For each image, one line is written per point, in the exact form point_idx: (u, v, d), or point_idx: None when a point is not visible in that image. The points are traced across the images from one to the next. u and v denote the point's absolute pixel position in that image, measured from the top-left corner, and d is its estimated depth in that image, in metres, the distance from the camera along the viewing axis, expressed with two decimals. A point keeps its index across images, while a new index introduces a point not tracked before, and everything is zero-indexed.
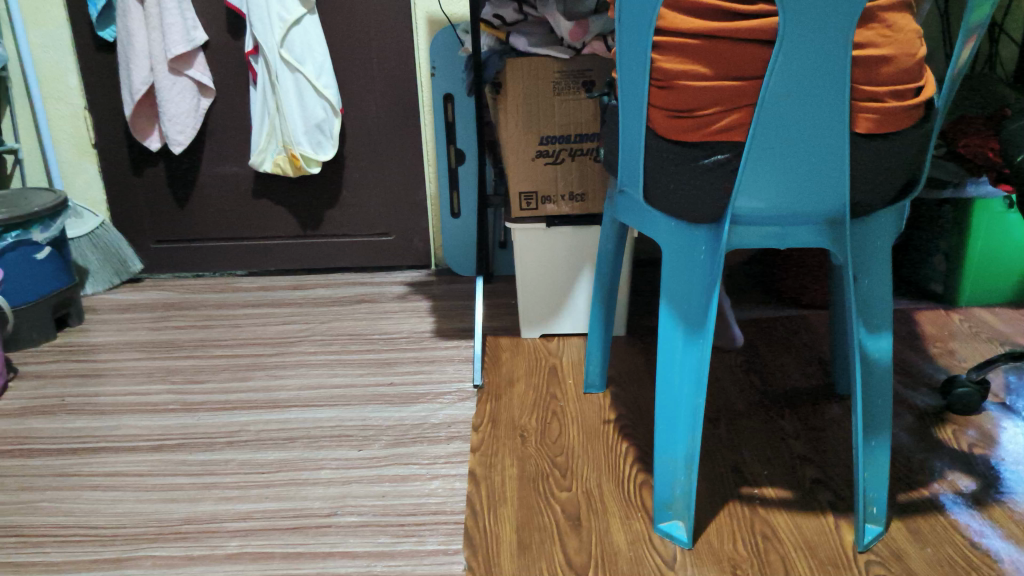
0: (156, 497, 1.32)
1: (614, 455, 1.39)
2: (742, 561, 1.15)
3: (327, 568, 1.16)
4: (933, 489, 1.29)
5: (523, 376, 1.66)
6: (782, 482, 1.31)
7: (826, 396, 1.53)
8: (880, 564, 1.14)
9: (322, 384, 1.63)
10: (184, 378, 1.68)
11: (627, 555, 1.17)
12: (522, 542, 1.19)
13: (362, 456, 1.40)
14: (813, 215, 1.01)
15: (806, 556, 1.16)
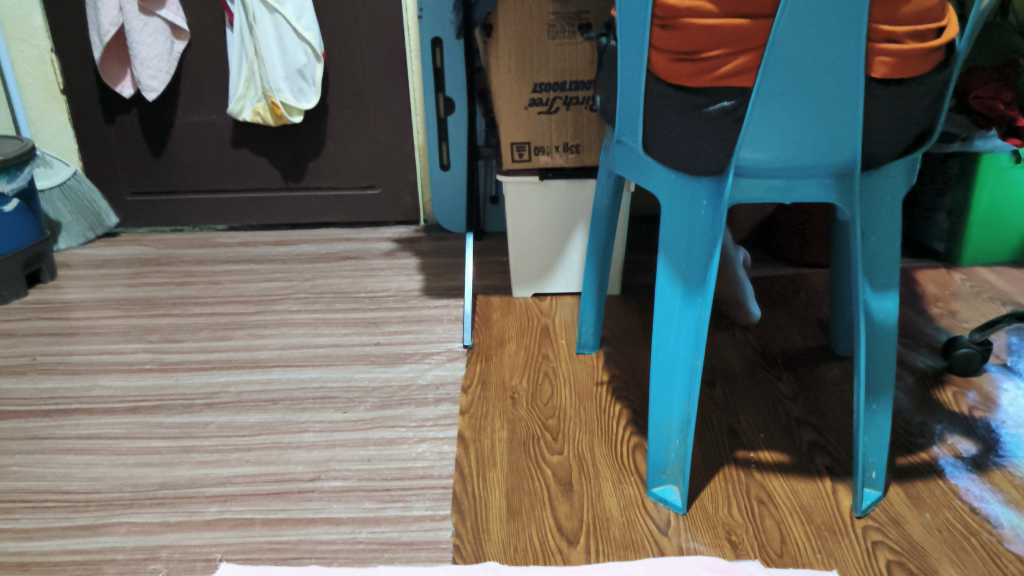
0: (131, 461, 1.27)
1: (607, 418, 1.35)
2: (738, 527, 1.11)
3: (309, 535, 1.12)
4: (933, 453, 1.25)
5: (513, 336, 1.61)
6: (780, 445, 1.27)
7: (825, 357, 1.49)
8: (878, 530, 1.10)
9: (306, 343, 1.58)
10: (162, 337, 1.62)
11: (619, 521, 1.13)
12: (511, 507, 1.15)
13: (346, 418, 1.36)
14: (820, 166, 0.96)
15: (803, 522, 1.12)
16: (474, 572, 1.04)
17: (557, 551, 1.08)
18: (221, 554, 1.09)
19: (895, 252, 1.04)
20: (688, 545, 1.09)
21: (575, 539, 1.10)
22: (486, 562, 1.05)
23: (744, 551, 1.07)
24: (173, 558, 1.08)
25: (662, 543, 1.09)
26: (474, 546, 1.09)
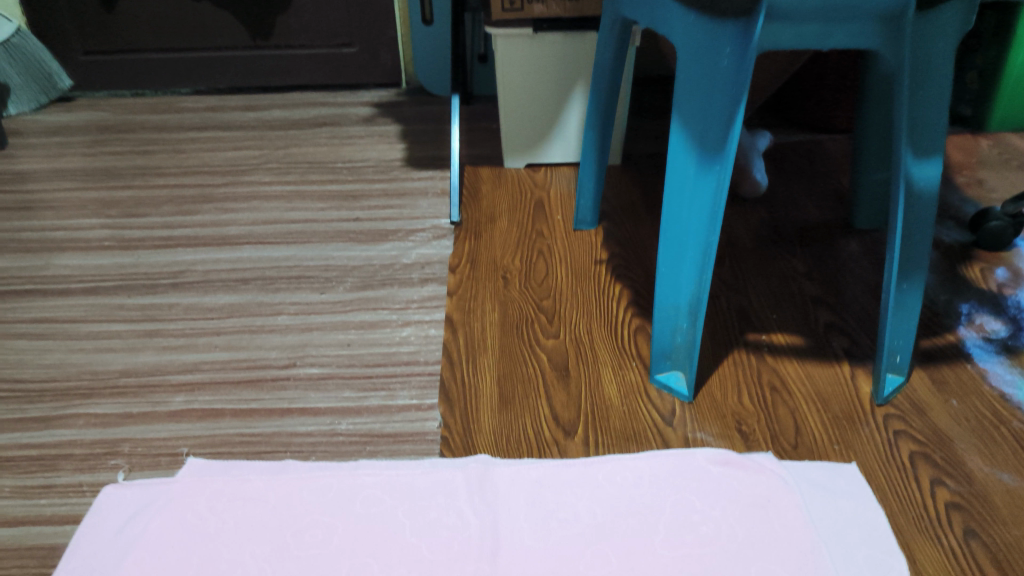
0: (90, 347, 1.17)
1: (606, 299, 1.24)
2: (749, 416, 1.03)
3: (284, 426, 1.02)
4: (959, 334, 1.16)
5: (504, 210, 1.48)
6: (795, 327, 1.17)
7: (842, 231, 1.37)
8: (900, 420, 1.02)
9: (278, 218, 1.45)
10: (123, 211, 1.49)
11: (620, 410, 1.04)
12: (504, 396, 1.06)
13: (324, 299, 1.25)
14: (867, 6, 0.81)
15: (819, 410, 1.04)
16: (465, 467, 0.96)
17: (552, 442, 0.99)
18: (188, 449, 1.00)
19: (942, 113, 0.91)
20: (695, 436, 1.00)
21: (572, 430, 1.01)
22: (476, 456, 0.97)
23: (756, 443, 0.99)
24: (137, 452, 1.00)
25: (666, 434, 1.01)
26: (463, 439, 1.00)
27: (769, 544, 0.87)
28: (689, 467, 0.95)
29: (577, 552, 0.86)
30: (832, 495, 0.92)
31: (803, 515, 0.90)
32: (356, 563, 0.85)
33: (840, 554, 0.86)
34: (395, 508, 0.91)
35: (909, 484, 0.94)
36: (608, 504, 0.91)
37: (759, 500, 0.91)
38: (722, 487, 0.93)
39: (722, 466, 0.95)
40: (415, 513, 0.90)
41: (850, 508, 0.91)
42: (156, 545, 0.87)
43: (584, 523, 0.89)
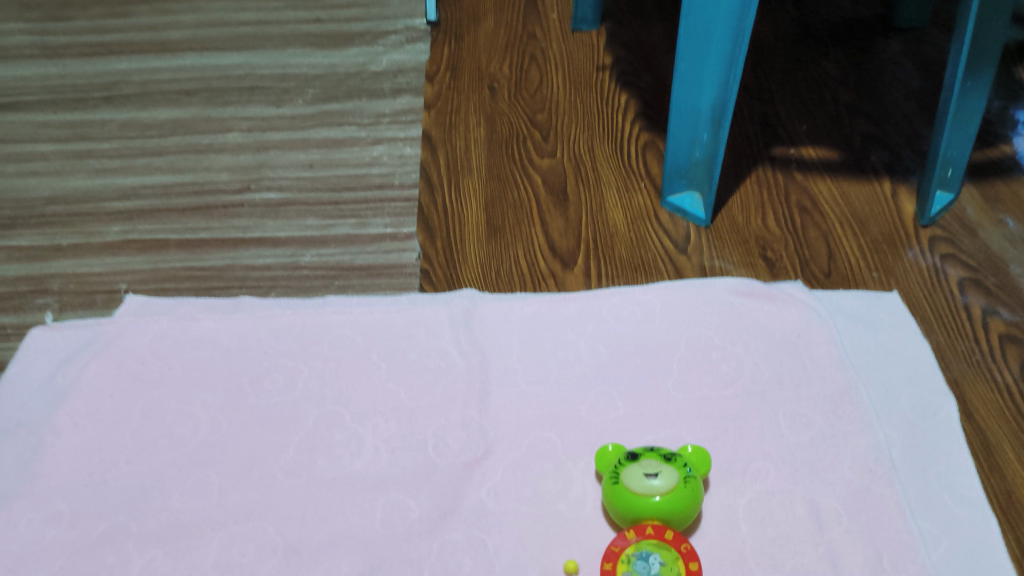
0: (12, 171, 1.00)
1: (609, 112, 1.07)
2: (775, 242, 0.89)
3: (240, 260, 0.87)
4: (1014, 146, 1.01)
5: (490, 9, 1.28)
6: (827, 140, 1.01)
7: (881, 29, 1.19)
8: (948, 243, 0.89)
9: (227, 21, 1.25)
10: (45, 15, 1.28)
11: (626, 238, 0.90)
12: (493, 223, 0.92)
13: (281, 114, 1.07)
14: None
15: (855, 233, 0.90)
16: (448, 303, 0.82)
17: (549, 275, 0.86)
18: (127, 285, 0.86)
19: None
20: (712, 265, 0.87)
21: (571, 260, 0.87)
22: (461, 292, 0.83)
23: (783, 272, 0.86)
24: (68, 290, 0.86)
25: (680, 264, 0.87)
26: (447, 271, 0.86)
27: (800, 384, 0.75)
28: (706, 298, 0.82)
29: (579, 396, 0.75)
30: (870, 327, 0.80)
31: (837, 350, 0.77)
32: (325, 412, 0.74)
33: (879, 394, 0.75)
34: (367, 351, 0.78)
35: (958, 315, 0.82)
36: (613, 343, 0.79)
37: (788, 335, 0.79)
38: (744, 322, 0.80)
39: (744, 298, 0.82)
40: (391, 355, 0.78)
41: (890, 341, 0.79)
42: (92, 395, 0.76)
43: (586, 364, 0.77)
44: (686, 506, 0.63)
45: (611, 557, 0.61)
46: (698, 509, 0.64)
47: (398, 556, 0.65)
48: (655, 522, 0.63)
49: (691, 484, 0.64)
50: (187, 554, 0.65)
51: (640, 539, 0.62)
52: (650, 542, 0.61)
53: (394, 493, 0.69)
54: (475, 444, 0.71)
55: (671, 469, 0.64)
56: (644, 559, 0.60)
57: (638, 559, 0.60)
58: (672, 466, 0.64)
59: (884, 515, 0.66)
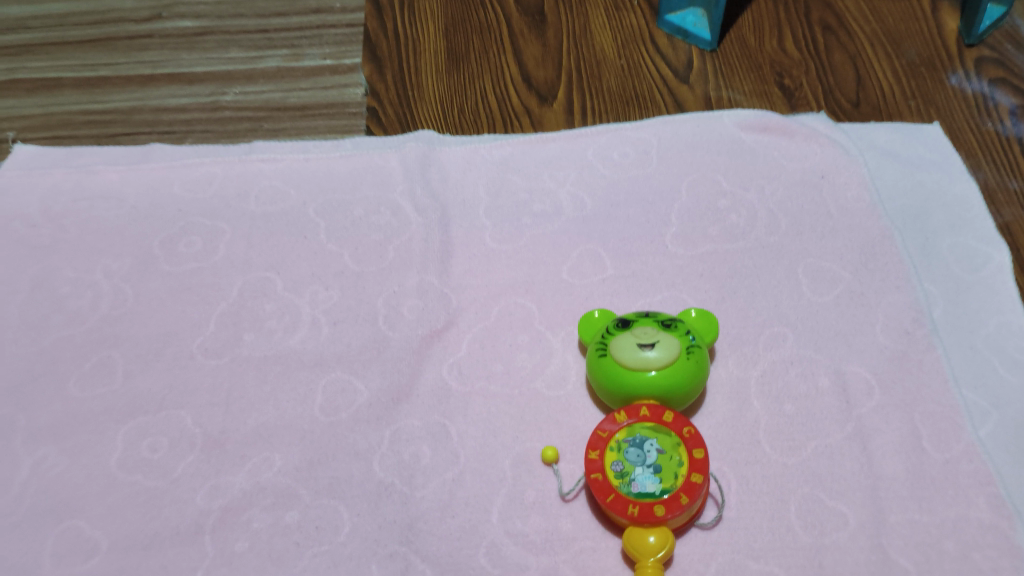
0: None
1: None
2: (793, 69, 0.75)
3: (149, 100, 0.73)
4: None
5: None
6: None
7: None
8: (997, 65, 0.74)
9: None
10: None
11: (616, 66, 0.75)
12: (455, 50, 0.76)
13: None
14: None
15: (888, 55, 0.76)
16: (400, 148, 0.67)
17: (523, 112, 0.71)
18: (14, 134, 0.72)
19: None
20: (719, 96, 0.73)
21: (550, 94, 0.73)
22: (416, 134, 0.68)
23: (803, 104, 0.72)
24: None
25: (680, 96, 0.73)
26: (400, 108, 0.72)
27: (824, 234, 0.62)
28: (712, 134, 0.68)
29: (559, 253, 0.62)
30: (909, 166, 0.67)
31: (869, 194, 0.64)
32: (253, 278, 0.61)
33: (918, 243, 0.63)
34: (303, 206, 0.65)
35: (1010, 149, 0.69)
36: (600, 189, 0.65)
37: (810, 176, 0.65)
38: (757, 162, 0.66)
39: (759, 134, 0.68)
40: (332, 210, 0.64)
41: (932, 181, 0.66)
42: None
43: (567, 215, 0.64)
44: (688, 382, 0.51)
45: (597, 444, 0.50)
46: (701, 385, 0.52)
47: (342, 448, 0.54)
48: (650, 401, 0.51)
49: (693, 356, 0.52)
50: (85, 451, 0.55)
51: (633, 421, 0.50)
52: (646, 425, 0.50)
53: (336, 372, 0.57)
54: (434, 314, 0.59)
55: (670, 337, 0.52)
56: (637, 446, 0.49)
57: (630, 446, 0.49)
58: (670, 334, 0.52)
59: (926, 385, 0.55)
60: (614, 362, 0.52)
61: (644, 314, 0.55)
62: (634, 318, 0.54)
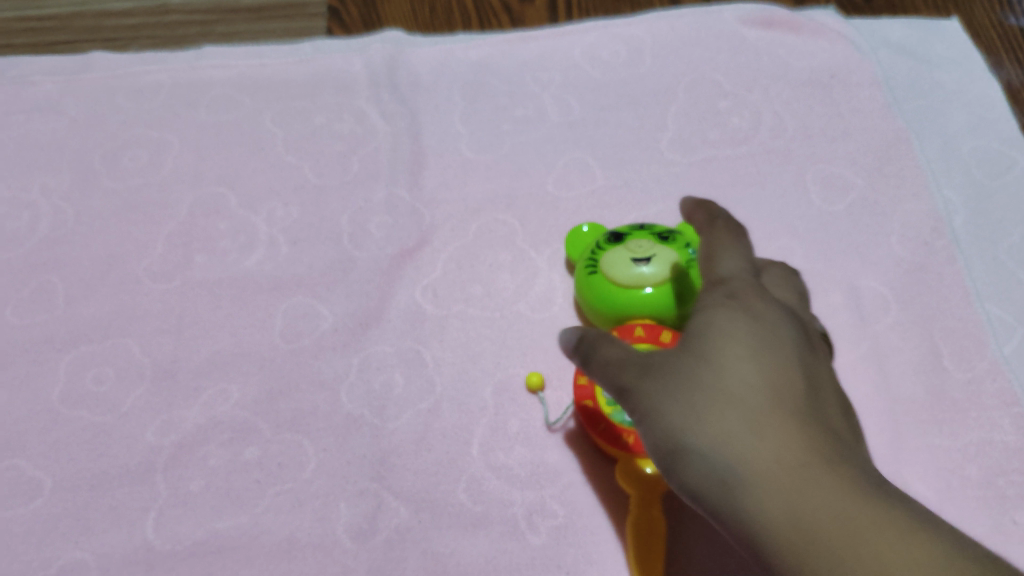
0: None
1: None
2: None
3: (90, 4, 0.65)
4: None
5: None
6: None
7: None
8: None
9: None
10: None
11: None
12: None
13: None
14: None
15: None
16: (365, 51, 0.61)
17: (502, 9, 0.65)
18: None
19: None
20: None
21: None
22: (383, 35, 0.62)
23: None
24: None
25: None
26: (364, 6, 0.65)
27: (834, 138, 0.57)
28: (710, 31, 0.62)
29: (543, 163, 0.56)
30: (925, 64, 0.61)
31: (883, 94, 0.59)
32: (205, 194, 0.56)
33: (937, 146, 0.57)
34: (259, 115, 0.59)
35: None
36: (588, 93, 0.59)
37: (819, 76, 0.60)
38: (760, 60, 0.60)
39: (761, 30, 0.62)
40: (291, 119, 0.58)
41: (951, 80, 0.60)
42: None
43: (551, 121, 0.58)
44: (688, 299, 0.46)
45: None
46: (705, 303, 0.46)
47: (306, 378, 0.49)
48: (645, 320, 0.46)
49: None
50: (24, 384, 0.50)
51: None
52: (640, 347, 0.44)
53: (298, 295, 0.52)
54: (406, 231, 0.54)
55: (668, 251, 0.46)
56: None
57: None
58: (668, 247, 0.46)
59: (946, 300, 0.50)
60: (604, 280, 0.46)
61: (638, 226, 0.49)
62: (627, 232, 0.49)
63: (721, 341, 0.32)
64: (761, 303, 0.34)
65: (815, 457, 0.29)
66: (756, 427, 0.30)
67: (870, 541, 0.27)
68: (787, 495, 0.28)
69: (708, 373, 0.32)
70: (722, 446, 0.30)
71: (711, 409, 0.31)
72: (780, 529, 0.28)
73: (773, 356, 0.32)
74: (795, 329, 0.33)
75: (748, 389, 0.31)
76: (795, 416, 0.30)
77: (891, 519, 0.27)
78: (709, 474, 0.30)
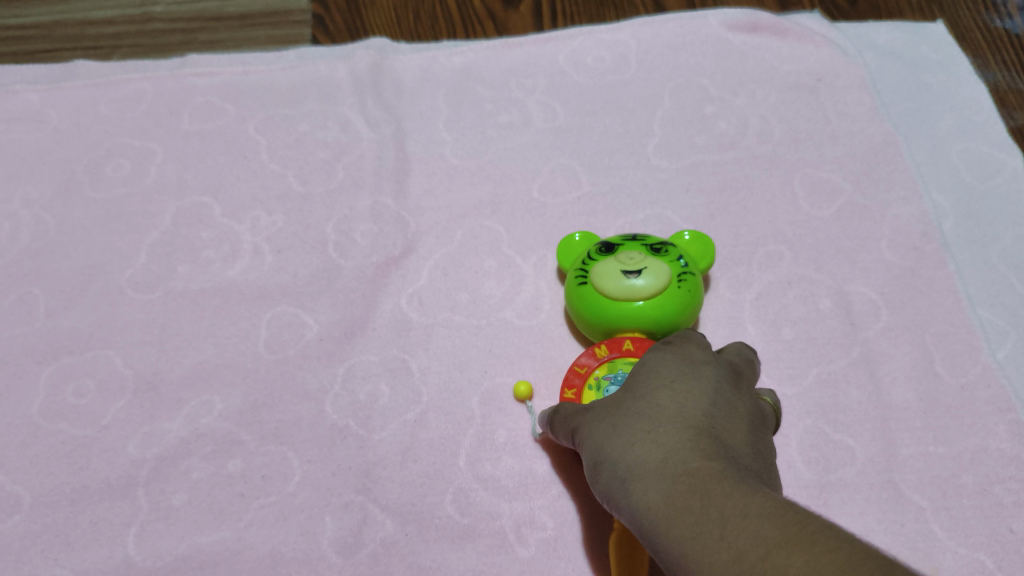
0: None
1: None
2: None
3: (72, 13, 0.65)
4: None
5: None
6: None
7: None
8: None
9: None
10: None
11: None
12: None
13: None
14: None
15: None
16: (349, 57, 0.60)
17: (486, 16, 0.64)
18: None
19: None
20: None
21: None
22: (366, 41, 0.61)
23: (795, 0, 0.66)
24: None
25: None
26: (347, 12, 0.65)
27: (822, 142, 0.57)
28: (696, 35, 0.61)
29: (529, 169, 0.56)
30: (913, 67, 0.61)
31: (870, 98, 0.58)
32: (187, 203, 0.55)
33: (925, 149, 0.57)
34: (243, 123, 0.58)
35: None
36: (574, 98, 0.59)
37: (806, 79, 0.59)
38: (747, 64, 0.60)
39: (747, 35, 0.62)
40: (275, 127, 0.58)
41: (938, 82, 0.60)
42: None
43: (537, 127, 0.58)
44: (677, 315, 0.45)
45: (574, 382, 0.44)
46: (694, 315, 0.46)
47: (290, 389, 0.49)
48: (636, 335, 0.44)
49: (686, 284, 0.45)
50: (4, 397, 0.49)
51: (614, 356, 0.44)
52: (630, 361, 0.43)
53: (281, 305, 0.51)
54: (390, 239, 0.53)
55: (661, 264, 0.45)
56: (619, 384, 0.43)
57: (611, 384, 0.43)
58: (660, 260, 0.45)
59: (938, 305, 0.50)
60: (594, 291, 0.45)
61: (631, 236, 0.48)
62: (620, 242, 0.47)
63: (652, 377, 0.35)
64: (700, 352, 0.37)
65: (702, 456, 0.31)
66: (658, 433, 0.32)
67: (726, 507, 0.28)
68: (670, 484, 0.30)
69: (631, 400, 0.35)
70: (627, 454, 0.32)
71: (627, 424, 0.33)
72: (658, 511, 0.30)
73: (694, 387, 0.34)
74: (728, 376, 0.36)
75: (665, 409, 0.33)
76: (699, 427, 0.32)
77: (752, 493, 0.28)
78: (613, 476, 0.32)
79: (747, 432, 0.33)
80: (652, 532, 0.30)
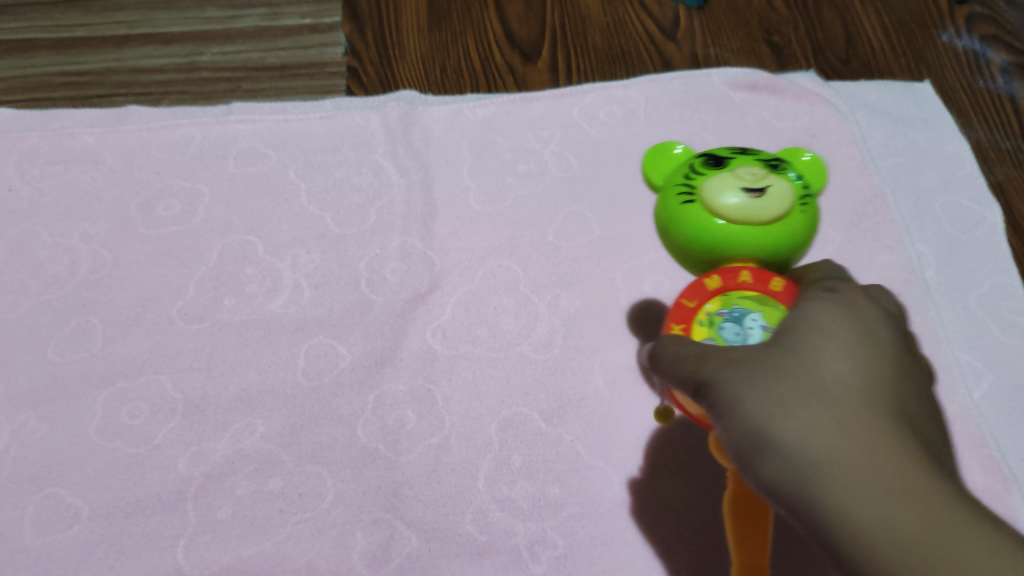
0: None
1: None
2: (783, 23, 0.73)
3: (125, 61, 0.71)
4: None
5: None
6: None
7: None
8: (992, 17, 0.74)
9: None
10: None
11: (602, 22, 0.73)
12: (435, 4, 0.74)
13: None
14: None
15: (877, 10, 0.74)
16: (382, 108, 0.66)
17: (507, 71, 0.70)
18: None
19: None
20: (706, 54, 0.71)
21: (534, 52, 0.71)
22: (397, 94, 0.67)
23: (792, 60, 0.71)
24: None
25: (666, 53, 0.71)
26: (380, 66, 0.70)
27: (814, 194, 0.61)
28: (701, 93, 0.67)
29: (545, 215, 0.61)
30: (901, 125, 0.66)
31: (860, 153, 0.63)
32: (232, 241, 0.60)
33: (911, 202, 0.62)
34: (283, 168, 0.63)
35: (1005, 107, 0.68)
36: (587, 150, 0.64)
37: (800, 136, 0.64)
38: (747, 121, 0.65)
39: (747, 92, 0.67)
40: (312, 172, 0.63)
41: (925, 140, 0.65)
42: None
43: (553, 175, 0.63)
44: (804, 238, 0.39)
45: (682, 317, 0.39)
46: (812, 240, 0.40)
47: (325, 414, 0.53)
48: (749, 263, 0.39)
49: (806, 208, 0.39)
50: (65, 417, 0.54)
51: (728, 290, 0.39)
52: (744, 295, 0.38)
53: (318, 337, 0.56)
54: (418, 277, 0.58)
55: (780, 181, 0.39)
56: (733, 322, 0.38)
57: (725, 320, 0.38)
58: (781, 176, 0.39)
59: (919, 347, 0.55)
60: (698, 207, 0.39)
61: (739, 150, 0.41)
62: (727, 156, 0.41)
63: (807, 334, 0.31)
64: (861, 301, 0.33)
65: (920, 468, 0.27)
66: (843, 421, 0.28)
67: (978, 551, 0.25)
68: (887, 504, 0.26)
69: (798, 373, 0.30)
70: (806, 444, 0.28)
71: (802, 406, 0.29)
72: (875, 534, 0.26)
73: (869, 361, 0.30)
74: (899, 340, 0.32)
75: (834, 378, 0.29)
76: (892, 419, 0.28)
77: (1000, 535, 0.25)
78: (788, 468, 0.28)
79: (916, 391, 0.31)
80: (865, 556, 0.26)
